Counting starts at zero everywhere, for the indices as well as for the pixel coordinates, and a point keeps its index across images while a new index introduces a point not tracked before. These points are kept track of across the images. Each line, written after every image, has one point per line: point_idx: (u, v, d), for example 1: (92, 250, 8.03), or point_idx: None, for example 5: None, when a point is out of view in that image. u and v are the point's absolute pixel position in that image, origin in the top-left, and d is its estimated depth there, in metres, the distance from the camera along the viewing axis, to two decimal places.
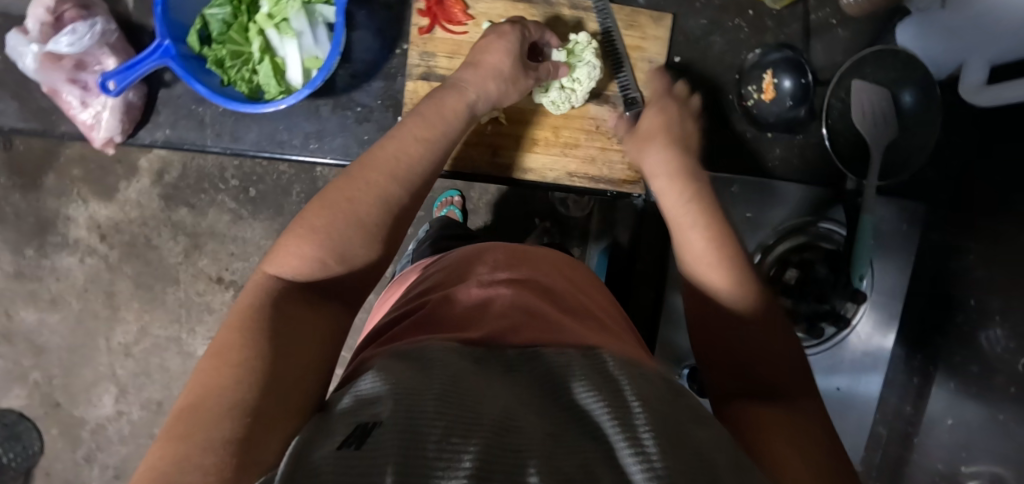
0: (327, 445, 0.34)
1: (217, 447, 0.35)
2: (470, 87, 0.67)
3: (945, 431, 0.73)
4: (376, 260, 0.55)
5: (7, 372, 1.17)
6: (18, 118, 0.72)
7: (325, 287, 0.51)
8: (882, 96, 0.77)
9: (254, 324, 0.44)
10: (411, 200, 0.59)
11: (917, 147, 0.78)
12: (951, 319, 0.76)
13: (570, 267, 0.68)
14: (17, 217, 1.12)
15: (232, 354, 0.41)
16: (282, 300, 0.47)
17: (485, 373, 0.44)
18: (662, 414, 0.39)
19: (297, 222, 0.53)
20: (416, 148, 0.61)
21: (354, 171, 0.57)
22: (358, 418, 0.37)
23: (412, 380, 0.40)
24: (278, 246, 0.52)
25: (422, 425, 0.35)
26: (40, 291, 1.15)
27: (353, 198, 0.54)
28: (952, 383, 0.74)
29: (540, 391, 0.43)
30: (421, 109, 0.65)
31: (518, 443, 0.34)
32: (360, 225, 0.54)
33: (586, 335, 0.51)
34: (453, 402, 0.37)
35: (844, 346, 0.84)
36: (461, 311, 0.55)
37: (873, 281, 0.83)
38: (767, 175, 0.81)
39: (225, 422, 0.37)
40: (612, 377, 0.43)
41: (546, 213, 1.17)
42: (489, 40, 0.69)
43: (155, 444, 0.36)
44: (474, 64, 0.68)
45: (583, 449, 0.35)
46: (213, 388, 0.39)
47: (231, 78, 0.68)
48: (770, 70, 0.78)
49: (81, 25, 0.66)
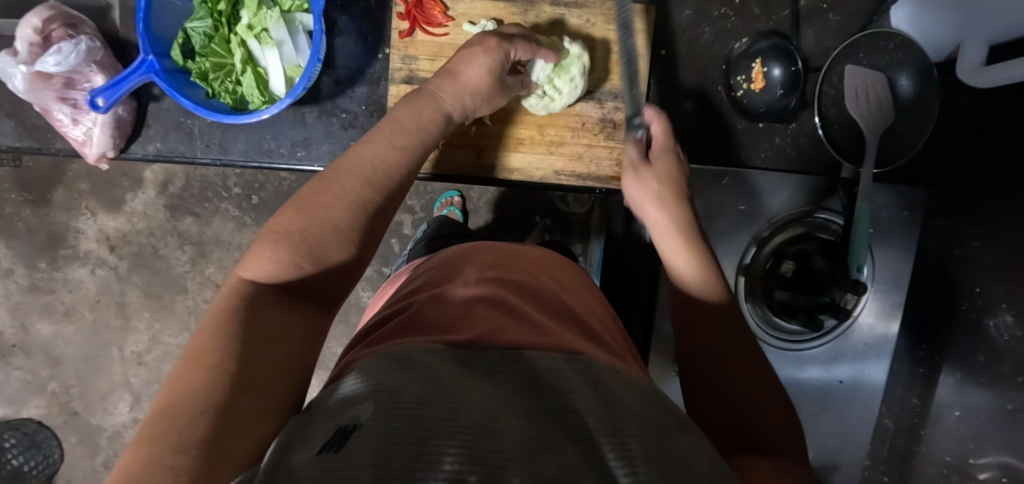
0: (306, 449, 0.33)
1: (189, 450, 0.34)
2: (447, 97, 0.67)
3: (952, 422, 0.71)
4: (352, 263, 0.55)
5: (27, 382, 1.21)
6: (14, 138, 0.74)
7: (300, 288, 0.50)
8: (877, 81, 0.75)
9: (227, 327, 0.43)
10: (387, 204, 0.59)
11: (916, 132, 0.75)
12: (955, 307, 0.74)
13: (559, 267, 0.66)
14: (30, 232, 1.15)
15: (208, 356, 0.41)
16: (258, 303, 0.47)
17: (470, 374, 0.43)
18: (647, 422, 0.38)
19: (271, 227, 0.52)
20: (393, 156, 0.61)
21: (329, 176, 0.57)
22: (339, 419, 0.36)
23: (394, 380, 0.39)
24: (251, 251, 0.51)
25: (402, 427, 0.34)
26: (55, 303, 1.18)
27: (328, 203, 0.54)
28: (958, 373, 0.72)
29: (526, 392, 0.42)
30: (397, 115, 0.64)
31: (501, 446, 0.34)
32: (337, 230, 0.54)
33: (567, 337, 0.50)
34: (436, 403, 0.36)
35: (847, 336, 0.84)
36: (449, 309, 0.54)
37: (873, 270, 0.83)
38: (759, 166, 0.80)
39: (199, 425, 0.36)
40: (599, 384, 0.42)
41: (546, 210, 1.15)
42: (471, 52, 0.67)
43: (129, 448, 0.35)
44: (453, 74, 0.67)
45: (567, 453, 0.35)
46: (185, 390, 0.39)
47: (215, 90, 0.69)
48: (758, 59, 0.77)
49: (67, 45, 0.68)
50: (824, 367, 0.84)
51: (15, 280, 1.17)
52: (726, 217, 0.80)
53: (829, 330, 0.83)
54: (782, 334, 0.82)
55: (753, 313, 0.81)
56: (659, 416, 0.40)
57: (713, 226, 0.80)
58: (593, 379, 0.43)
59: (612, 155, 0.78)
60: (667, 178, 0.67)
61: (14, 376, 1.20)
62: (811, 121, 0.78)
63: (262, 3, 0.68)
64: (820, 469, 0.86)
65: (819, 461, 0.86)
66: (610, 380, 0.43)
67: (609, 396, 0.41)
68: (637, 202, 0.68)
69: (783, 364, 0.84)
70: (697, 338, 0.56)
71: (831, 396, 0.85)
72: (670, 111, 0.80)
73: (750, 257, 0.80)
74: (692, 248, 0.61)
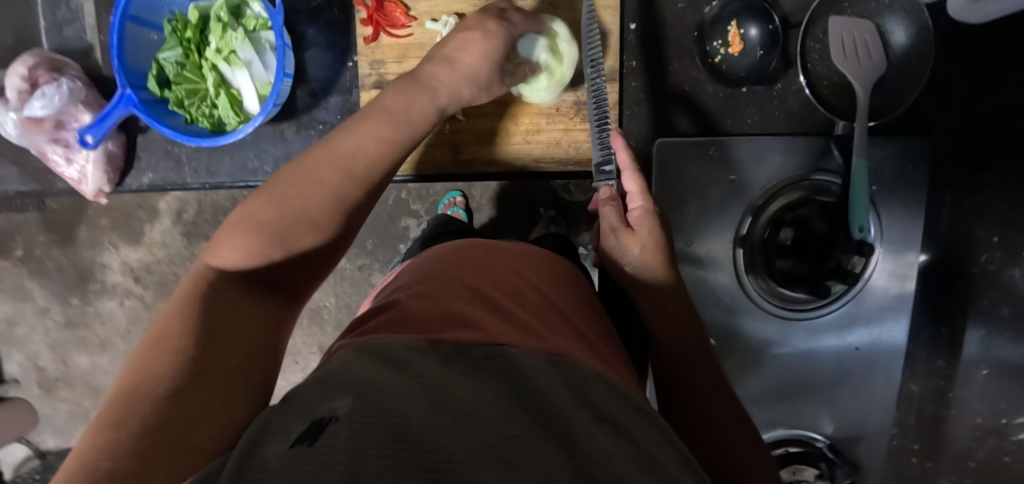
0: (280, 442, 0.33)
1: (145, 437, 0.35)
2: (443, 90, 0.63)
3: (980, 382, 0.69)
4: (325, 248, 0.52)
5: (73, 413, 1.27)
6: (20, 182, 0.79)
7: (269, 277, 0.49)
8: (865, 30, 0.71)
9: (194, 312, 0.43)
10: (367, 201, 0.55)
11: (910, 82, 0.72)
12: (973, 261, 0.70)
13: (546, 263, 0.64)
14: (60, 271, 1.20)
15: (170, 341, 0.41)
16: (223, 289, 0.46)
17: (454, 371, 0.41)
18: (627, 436, 0.37)
19: (244, 215, 0.50)
20: (376, 148, 0.56)
21: (308, 162, 0.53)
22: (314, 412, 0.35)
23: (372, 374, 0.38)
24: (222, 237, 0.49)
25: (380, 422, 0.32)
26: (90, 337, 1.24)
27: (304, 194, 0.51)
28: (982, 330, 0.69)
29: (510, 391, 0.40)
30: (386, 102, 0.60)
31: (473, 446, 0.32)
32: (310, 222, 0.50)
33: (556, 340, 0.47)
34: (414, 399, 0.35)
35: (863, 298, 0.79)
36: (430, 304, 0.51)
37: (881, 230, 0.77)
38: (745, 132, 0.77)
39: (160, 410, 0.37)
40: (583, 395, 0.40)
41: (550, 201, 1.13)
42: (465, 36, 0.65)
43: (90, 429, 0.36)
44: (449, 61, 0.64)
45: (546, 455, 0.33)
46: (148, 374, 0.39)
47: (193, 115, 0.72)
48: (734, 21, 0.74)
49: (49, 88, 0.72)
50: (837, 335, 0.80)
51: (52, 317, 1.23)
52: (716, 189, 0.78)
53: (840, 294, 0.79)
54: (789, 302, 0.79)
55: (755, 285, 0.79)
56: (644, 432, 0.39)
57: (704, 201, 0.78)
58: (578, 389, 0.41)
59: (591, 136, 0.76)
60: (651, 240, 0.59)
61: (61, 407, 1.27)
62: (797, 80, 0.74)
63: (227, 26, 0.70)
64: (844, 443, 0.82)
65: (843, 434, 0.82)
66: (593, 390, 0.41)
67: (594, 408, 0.39)
68: (616, 255, 0.61)
69: (794, 336, 0.81)
70: (663, 351, 0.57)
71: (848, 363, 0.81)
72: (649, 84, 0.77)
73: (746, 228, 0.79)
74: (662, 303, 0.58)
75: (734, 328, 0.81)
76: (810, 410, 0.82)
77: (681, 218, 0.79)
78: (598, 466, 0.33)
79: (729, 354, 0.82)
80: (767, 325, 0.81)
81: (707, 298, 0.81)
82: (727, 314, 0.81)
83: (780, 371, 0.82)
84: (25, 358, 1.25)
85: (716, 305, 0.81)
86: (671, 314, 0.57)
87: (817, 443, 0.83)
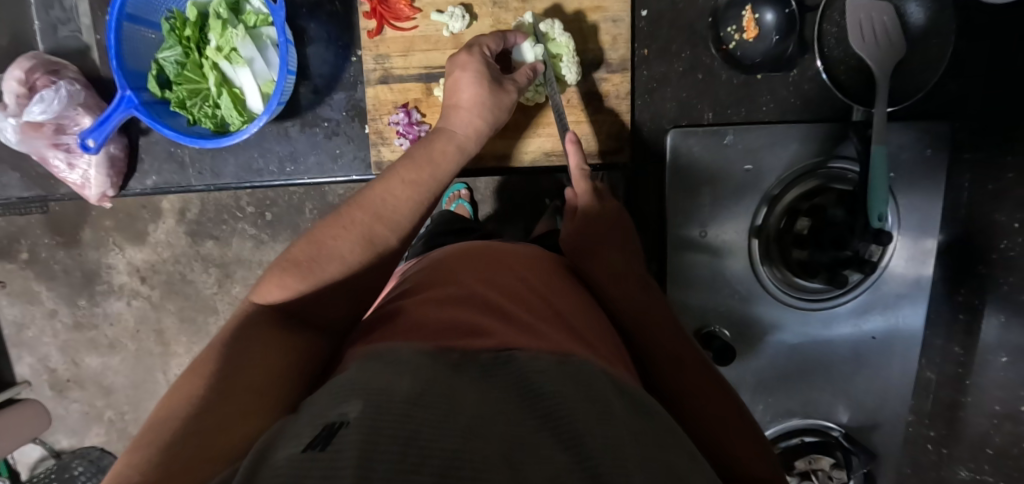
0: (292, 447, 0.30)
1: (172, 449, 0.36)
2: (458, 130, 0.68)
3: (999, 370, 0.64)
4: (354, 282, 0.54)
5: (86, 413, 1.27)
6: (22, 189, 0.79)
7: (302, 314, 0.51)
8: (883, 11, 0.69)
9: (231, 347, 0.45)
10: (399, 244, 0.58)
11: (932, 63, 0.70)
12: (994, 247, 0.66)
13: (551, 264, 0.61)
14: (66, 273, 1.19)
15: (205, 367, 0.43)
16: (257, 323, 0.48)
17: (464, 376, 0.38)
18: (636, 436, 0.34)
19: (283, 257, 0.54)
20: (403, 190, 0.60)
21: (343, 209, 0.58)
22: (325, 417, 0.32)
23: (381, 380, 0.35)
24: (265, 277, 0.53)
25: (390, 427, 0.29)
26: (99, 338, 1.23)
27: (339, 237, 0.55)
28: (1002, 315, 0.64)
29: (516, 399, 0.36)
30: (413, 153, 0.65)
31: (483, 451, 0.29)
32: (343, 262, 0.54)
33: (565, 341, 0.44)
34: (424, 405, 0.32)
35: (881, 285, 0.79)
36: (437, 308, 0.48)
37: (898, 218, 0.77)
38: (763, 120, 0.75)
39: (187, 425, 0.38)
40: (592, 392, 0.37)
41: (555, 192, 1.10)
42: (455, 77, 0.69)
43: (124, 453, 0.37)
44: (453, 106, 0.69)
45: (553, 457, 0.31)
46: (180, 398, 0.40)
47: (196, 116, 0.71)
48: (748, 5, 0.72)
49: (48, 92, 0.72)
50: (854, 322, 0.80)
51: (61, 319, 1.22)
52: (732, 179, 0.77)
53: (856, 283, 0.79)
54: (801, 292, 0.79)
55: (769, 274, 0.79)
56: (650, 433, 0.36)
57: (719, 191, 0.77)
58: (588, 388, 0.38)
59: (603, 129, 0.77)
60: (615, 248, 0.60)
61: (74, 408, 1.27)
62: (813, 65, 0.73)
63: (227, 22, 0.69)
64: (858, 431, 0.82)
65: (858, 423, 0.82)
66: (604, 391, 0.38)
67: (604, 408, 0.36)
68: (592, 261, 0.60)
69: (809, 324, 0.80)
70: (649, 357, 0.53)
71: (864, 352, 0.80)
72: (658, 74, 0.76)
73: (761, 218, 0.78)
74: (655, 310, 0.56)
75: (747, 317, 0.81)
76: (826, 399, 0.82)
77: (693, 208, 0.78)
78: (607, 470, 0.30)
79: (743, 344, 0.81)
80: (781, 313, 0.80)
81: (724, 290, 0.80)
82: (742, 304, 0.80)
83: (796, 360, 0.81)
84: (36, 359, 1.25)
85: (732, 295, 0.80)
86: (662, 322, 0.55)
87: (831, 432, 0.82)
